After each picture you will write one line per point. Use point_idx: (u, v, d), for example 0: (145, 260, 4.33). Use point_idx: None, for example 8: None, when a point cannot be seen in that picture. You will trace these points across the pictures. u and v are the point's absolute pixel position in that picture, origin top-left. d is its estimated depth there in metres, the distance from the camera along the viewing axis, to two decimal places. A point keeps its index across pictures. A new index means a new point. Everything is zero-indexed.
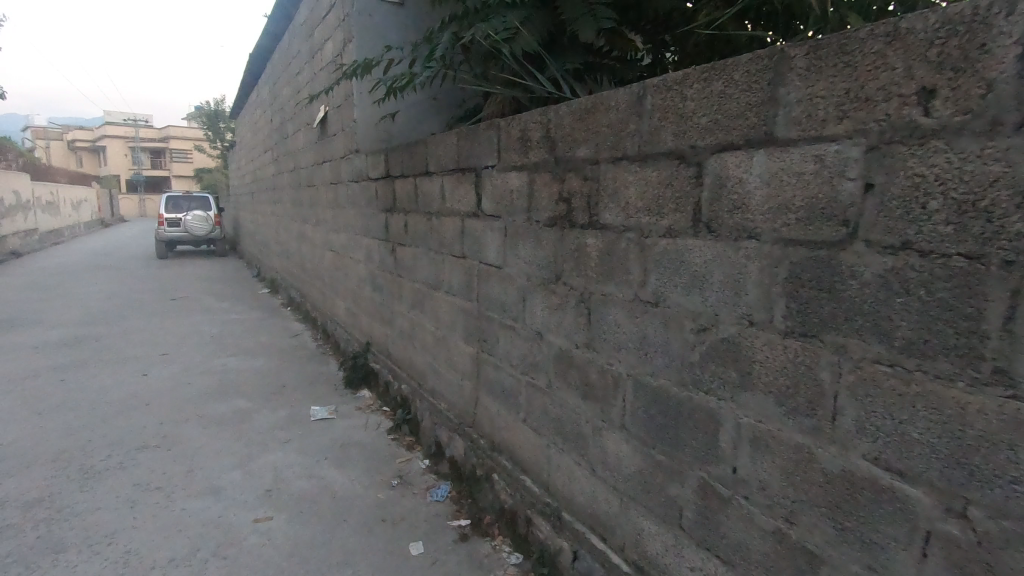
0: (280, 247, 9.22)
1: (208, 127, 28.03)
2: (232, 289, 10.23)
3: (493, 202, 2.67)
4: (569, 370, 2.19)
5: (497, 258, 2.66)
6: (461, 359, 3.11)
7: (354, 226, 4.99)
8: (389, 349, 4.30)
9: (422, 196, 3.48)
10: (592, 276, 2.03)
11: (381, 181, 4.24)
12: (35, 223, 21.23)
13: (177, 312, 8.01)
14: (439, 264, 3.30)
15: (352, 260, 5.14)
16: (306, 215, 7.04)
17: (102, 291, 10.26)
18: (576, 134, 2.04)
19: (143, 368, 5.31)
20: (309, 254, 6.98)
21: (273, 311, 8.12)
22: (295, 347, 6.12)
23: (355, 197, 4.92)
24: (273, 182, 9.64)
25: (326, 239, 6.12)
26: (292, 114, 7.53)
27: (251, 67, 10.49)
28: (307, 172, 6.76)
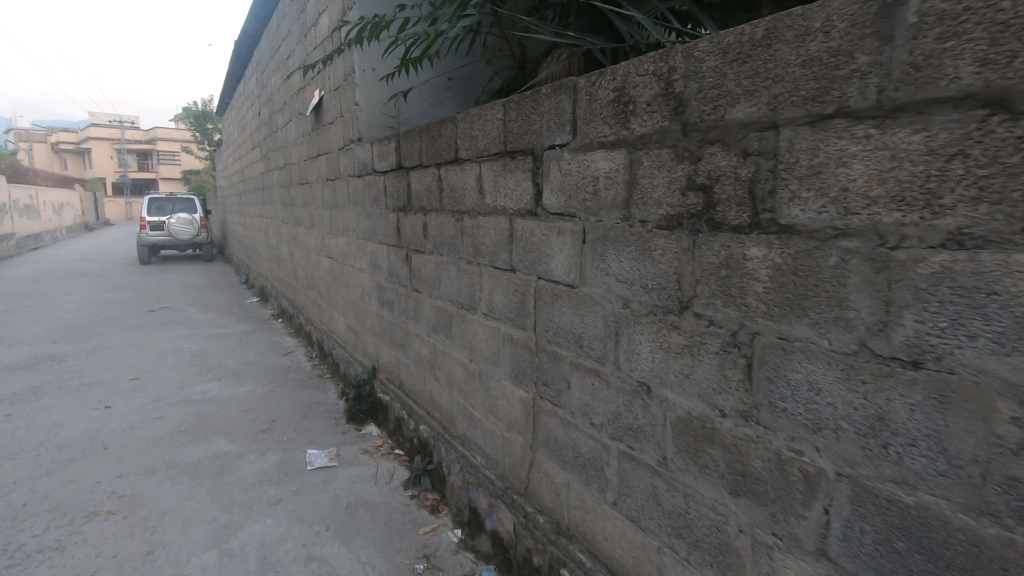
0: (270, 252, 8.42)
1: (195, 127, 27.11)
2: (217, 298, 9.39)
3: (562, 195, 1.92)
4: (704, 448, 1.44)
5: (568, 273, 1.91)
6: (505, 405, 2.36)
7: (356, 230, 4.23)
8: (402, 378, 3.54)
9: (449, 191, 2.73)
10: (758, 307, 1.29)
11: (391, 174, 3.49)
12: (10, 227, 20.20)
13: (154, 326, 7.17)
14: (474, 278, 2.55)
15: (353, 269, 4.38)
16: (298, 217, 6.26)
17: (75, 302, 9.40)
18: (728, 84, 1.31)
19: (107, 398, 4.49)
20: (303, 260, 6.20)
21: (263, 323, 7.31)
22: (287, 368, 5.33)
23: (357, 195, 4.16)
24: (262, 181, 8.85)
25: (321, 245, 5.34)
26: (282, 104, 6.75)
27: (238, 57, 9.69)
28: (299, 169, 5.99)
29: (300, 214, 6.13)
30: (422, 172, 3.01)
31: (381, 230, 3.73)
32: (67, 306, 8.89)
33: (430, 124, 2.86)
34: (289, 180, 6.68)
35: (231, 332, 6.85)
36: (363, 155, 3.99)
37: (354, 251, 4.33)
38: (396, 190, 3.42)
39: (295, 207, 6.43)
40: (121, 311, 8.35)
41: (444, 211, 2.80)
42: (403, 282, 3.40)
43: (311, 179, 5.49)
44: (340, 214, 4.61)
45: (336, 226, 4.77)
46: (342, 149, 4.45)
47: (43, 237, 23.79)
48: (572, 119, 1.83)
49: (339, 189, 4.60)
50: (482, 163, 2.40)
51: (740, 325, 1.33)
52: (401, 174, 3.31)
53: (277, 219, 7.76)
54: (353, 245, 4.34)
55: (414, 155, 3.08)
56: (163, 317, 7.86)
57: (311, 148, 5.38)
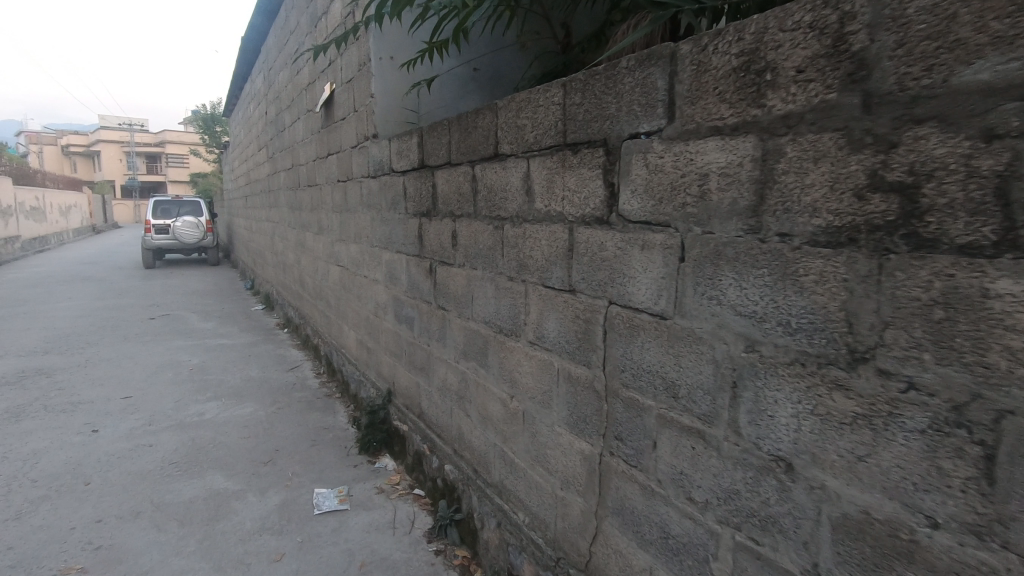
0: (276, 259, 8.03)
1: (204, 130, 26.94)
2: (221, 306, 8.99)
3: (647, 198, 1.49)
4: (890, 565, 1.00)
5: (657, 300, 1.47)
6: (557, 456, 1.92)
7: (370, 237, 3.81)
8: (423, 406, 3.11)
9: (485, 193, 2.29)
10: (1008, 370, 0.84)
11: (412, 174, 3.06)
12: (15, 230, 19.96)
13: (152, 336, 6.77)
14: (517, 298, 2.12)
15: (366, 280, 3.96)
16: (305, 222, 5.85)
17: (75, 308, 9.05)
18: (957, 32, 0.87)
19: (94, 421, 4.08)
20: (311, 268, 5.79)
21: (268, 334, 6.91)
22: (293, 385, 4.91)
23: (371, 198, 3.73)
24: (269, 183, 8.47)
25: (330, 253, 4.92)
26: (290, 101, 6.36)
27: (245, 55, 9.33)
28: (307, 171, 5.58)
29: (308, 219, 5.72)
30: (451, 172, 2.58)
31: (398, 238, 3.31)
32: (65, 314, 8.52)
33: (462, 115, 2.43)
34: (296, 182, 6.29)
35: (233, 344, 6.43)
36: (378, 153, 3.57)
37: (367, 260, 3.91)
38: (418, 192, 2.99)
39: (302, 211, 6.02)
40: (119, 320, 7.96)
41: (479, 217, 2.37)
42: (425, 297, 2.97)
43: (320, 181, 5.08)
44: (352, 219, 4.19)
45: (347, 233, 4.35)
46: (355, 147, 4.03)
47: (48, 241, 23.56)
48: (667, 98, 1.39)
49: (351, 192, 4.17)
50: (531, 159, 1.96)
51: (973, 395, 0.88)
52: (424, 174, 2.89)
53: (283, 223, 7.35)
54: (367, 253, 3.91)
55: (441, 151, 2.66)
56: (164, 326, 7.46)
57: (320, 148, 4.97)
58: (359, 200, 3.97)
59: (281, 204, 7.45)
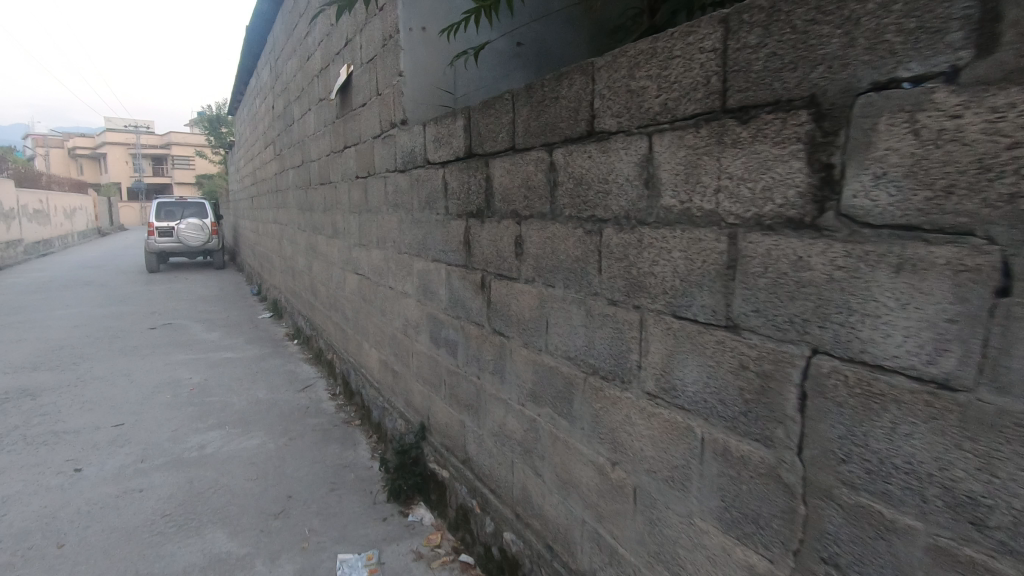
0: (285, 263, 7.46)
1: (210, 130, 26.51)
2: (227, 314, 8.44)
3: (909, 188, 0.90)
4: None
5: (929, 358, 0.89)
6: (699, 562, 1.34)
7: (397, 242, 3.24)
8: (469, 452, 2.53)
9: (572, 185, 1.70)
10: None
11: (454, 165, 2.48)
12: (17, 233, 19.52)
13: (152, 349, 6.23)
14: (625, 331, 1.53)
15: (392, 291, 3.38)
16: (317, 225, 5.29)
17: (72, 317, 8.52)
18: None
19: (77, 457, 3.51)
20: (323, 275, 5.23)
21: (276, 346, 6.35)
22: (305, 408, 4.34)
23: (399, 196, 3.15)
24: (276, 182, 7.92)
25: (347, 259, 4.35)
26: (299, 91, 5.80)
27: (250, 45, 8.79)
28: (320, 168, 5.01)
29: (320, 220, 5.15)
30: (513, 160, 2.00)
31: (436, 244, 2.73)
32: (60, 323, 7.98)
33: (532, 84, 1.85)
34: (306, 180, 5.72)
35: (239, 358, 5.86)
36: (407, 142, 2.99)
37: (393, 268, 3.33)
38: (464, 188, 2.41)
39: (314, 211, 5.46)
40: (117, 330, 7.42)
41: (559, 218, 1.78)
42: (474, 318, 2.39)
43: (334, 178, 4.52)
44: (374, 221, 3.62)
45: (368, 236, 3.77)
46: (377, 137, 3.45)
47: (52, 244, 23.16)
48: (977, 13, 0.81)
49: (373, 189, 3.60)
50: (655, 135, 1.37)
51: None
52: (474, 163, 2.30)
53: (292, 225, 6.80)
54: (393, 262, 3.34)
55: (499, 134, 2.07)
56: (164, 337, 6.92)
57: (335, 141, 4.40)
58: (384, 200, 3.40)
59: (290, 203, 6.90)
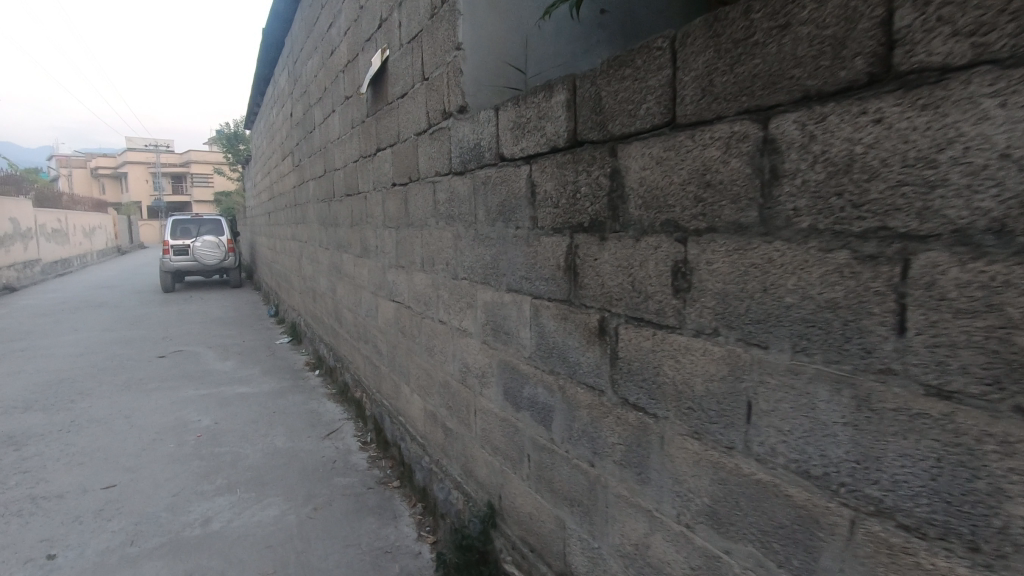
0: (305, 284, 6.80)
1: (228, 147, 26.42)
2: (242, 339, 7.79)
3: None
4: None
5: None
6: None
7: (452, 265, 2.52)
8: (572, 567, 1.78)
9: (822, 175, 0.97)
10: None
11: (548, 160, 1.76)
12: (35, 254, 19.26)
13: (160, 383, 5.59)
14: (978, 451, 0.79)
15: (443, 327, 2.67)
16: (343, 242, 4.62)
17: (77, 343, 7.94)
18: None
19: (54, 538, 2.82)
20: (350, 299, 4.55)
21: (296, 378, 5.67)
22: (332, 462, 3.63)
23: (455, 206, 2.45)
24: (294, 196, 7.31)
25: (380, 283, 3.65)
26: (320, 91, 5.17)
27: (268, 51, 8.27)
28: (346, 177, 4.35)
29: (347, 237, 4.48)
30: (671, 142, 1.27)
31: (514, 269, 2.01)
32: (65, 351, 7.40)
33: (720, 14, 1.13)
34: (330, 192, 5.06)
35: (254, 393, 5.18)
36: (467, 135, 2.29)
37: (446, 298, 2.62)
38: (566, 191, 1.68)
39: (338, 226, 4.79)
40: (124, 359, 6.81)
41: (781, 233, 1.05)
42: (583, 379, 1.66)
43: (365, 188, 3.84)
44: (418, 239, 2.91)
45: (410, 257, 3.07)
46: (423, 133, 2.76)
47: (71, 263, 22.93)
48: None
49: (417, 199, 2.90)
50: None
51: None
52: (586, 154, 1.58)
53: (313, 242, 6.14)
54: (445, 291, 2.63)
55: (641, 105, 1.35)
56: (174, 366, 6.29)
57: (366, 144, 3.72)
58: (433, 211, 2.70)
59: (310, 220, 6.25)
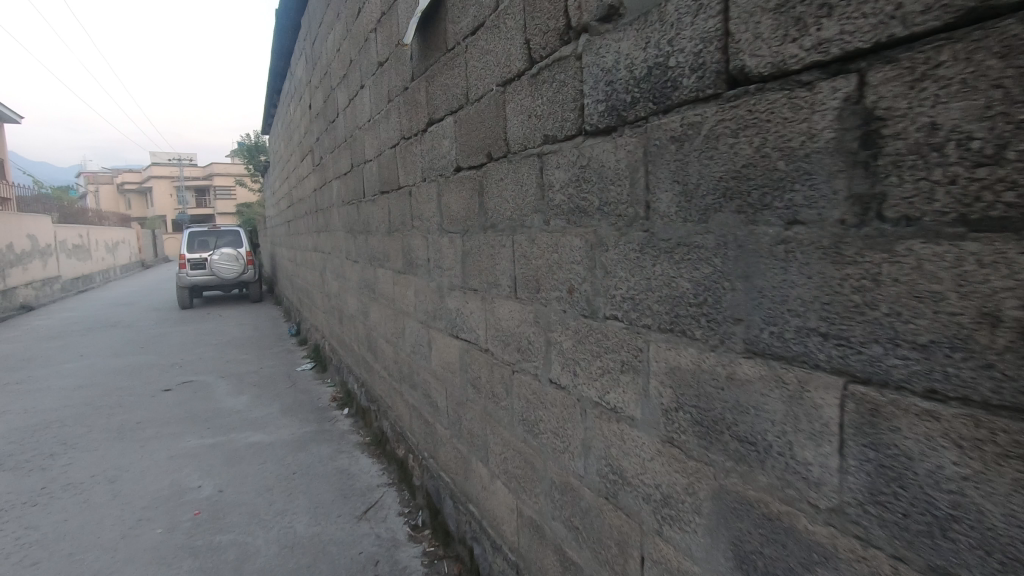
0: (329, 302, 5.81)
1: (249, 157, 25.95)
2: (260, 365, 6.85)
3: None
4: None
5: None
6: None
7: (583, 293, 1.47)
8: None
9: None
10: None
11: (954, 43, 0.69)
12: (56, 271, 18.84)
13: (160, 428, 4.66)
14: None
15: (559, 394, 1.62)
16: (378, 254, 3.60)
17: (78, 373, 7.09)
18: None
19: None
20: (387, 327, 3.54)
21: (321, 418, 4.68)
22: (373, 563, 2.60)
23: (596, 191, 1.38)
24: (316, 200, 6.36)
25: (436, 311, 2.62)
26: (344, 68, 4.18)
27: (283, 39, 7.37)
28: (382, 169, 3.32)
29: (384, 249, 3.46)
30: None
31: (777, 314, 0.95)
32: (63, 384, 6.53)
33: None
34: (359, 192, 4.04)
35: (272, 443, 4.19)
36: (629, 56, 1.23)
37: (568, 347, 1.57)
38: None
39: (371, 234, 3.79)
40: (126, 394, 5.91)
41: None
42: None
43: (410, 181, 2.81)
44: (507, 249, 1.87)
45: (489, 275, 2.03)
46: (517, 78, 1.71)
47: (92, 279, 22.45)
48: None
49: (506, 186, 1.85)
50: None
51: None
52: None
53: (339, 254, 5.15)
54: (565, 336, 1.58)
55: None
56: (181, 404, 5.37)
57: (411, 119, 2.69)
58: (540, 204, 1.64)
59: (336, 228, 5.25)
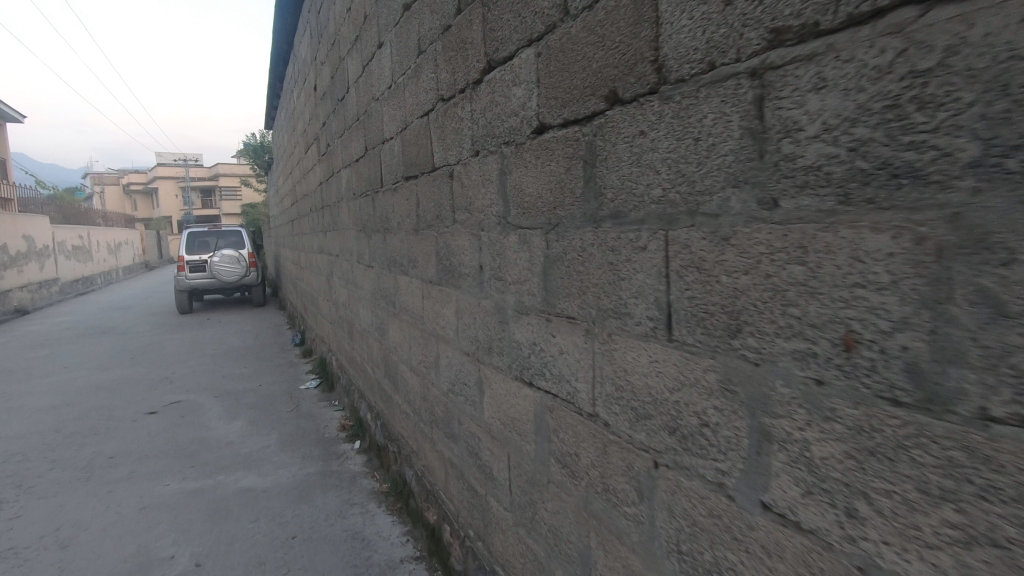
0: (338, 311, 5.03)
1: (254, 156, 25.28)
2: (259, 382, 6.07)
3: None
4: None
5: None
6: None
7: (897, 355, 0.68)
8: None
9: None
10: None
11: None
12: (54, 273, 18.20)
13: (135, 466, 3.89)
14: None
15: (790, 538, 0.84)
16: (401, 258, 2.82)
17: (57, 389, 6.34)
18: None
19: None
20: (413, 352, 2.76)
21: (328, 454, 3.91)
22: None
23: (992, 123, 0.59)
24: (322, 195, 5.59)
25: (492, 341, 1.84)
26: (357, 29, 3.40)
27: (286, 16, 6.60)
28: (407, 148, 2.54)
29: (409, 251, 2.68)
30: None
31: None
32: (36, 403, 5.77)
33: None
34: (376, 181, 3.26)
35: (267, 490, 3.42)
36: None
37: (829, 456, 0.78)
38: None
39: (391, 233, 3.01)
40: (105, 416, 5.14)
41: None
42: None
43: (454, 158, 2.02)
44: (653, 253, 1.08)
45: (605, 298, 1.24)
46: None
47: (92, 281, 21.78)
48: None
49: (655, 144, 1.05)
50: None
51: None
52: None
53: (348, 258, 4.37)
54: (820, 433, 0.79)
55: None
56: (165, 431, 4.60)
57: (457, 69, 1.91)
58: (762, 168, 0.85)
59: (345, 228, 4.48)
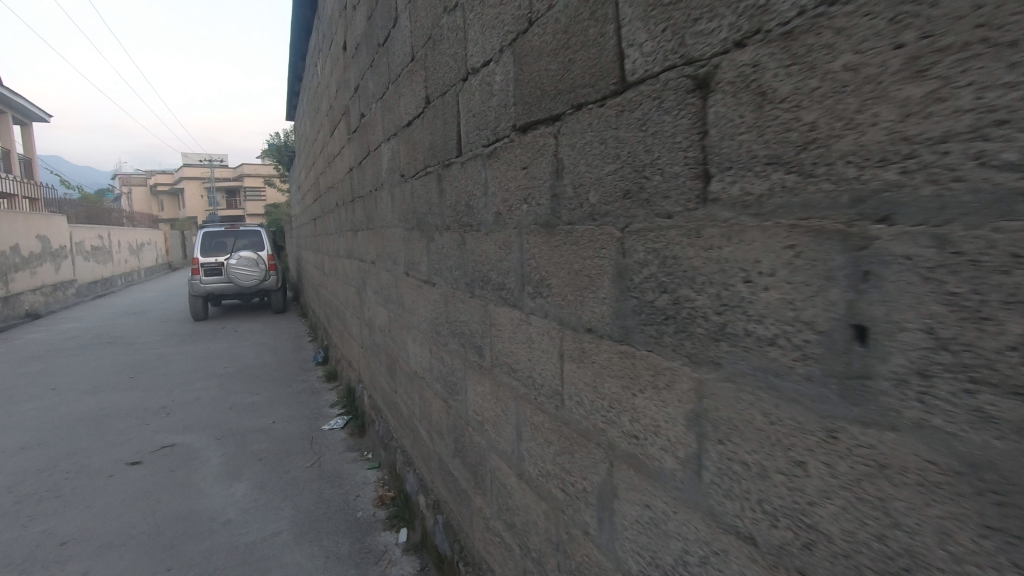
0: (372, 336, 3.82)
1: (276, 154, 24.44)
2: (271, 417, 4.90)
3: None
4: None
5: None
6: None
7: None
8: None
9: None
10: None
11: None
12: (71, 275, 17.50)
13: (91, 565, 2.74)
14: None
15: None
16: (503, 275, 1.60)
17: (31, 420, 5.26)
18: None
19: None
20: (523, 449, 1.54)
21: (363, 552, 2.71)
22: None
23: None
24: (350, 184, 4.40)
25: (915, 554, 0.64)
26: None
27: None
28: (532, 68, 1.32)
29: (526, 268, 1.45)
30: None
31: None
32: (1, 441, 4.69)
33: None
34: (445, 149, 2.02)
35: None
36: None
37: None
38: None
39: (477, 231, 1.78)
40: (76, 467, 4.02)
41: None
42: None
43: (728, 40, 0.81)
44: None
45: None
46: None
47: (111, 283, 21.05)
48: None
49: None
50: None
51: None
52: None
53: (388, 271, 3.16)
54: None
55: None
56: (143, 498, 3.44)
57: None
58: None
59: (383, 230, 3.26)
